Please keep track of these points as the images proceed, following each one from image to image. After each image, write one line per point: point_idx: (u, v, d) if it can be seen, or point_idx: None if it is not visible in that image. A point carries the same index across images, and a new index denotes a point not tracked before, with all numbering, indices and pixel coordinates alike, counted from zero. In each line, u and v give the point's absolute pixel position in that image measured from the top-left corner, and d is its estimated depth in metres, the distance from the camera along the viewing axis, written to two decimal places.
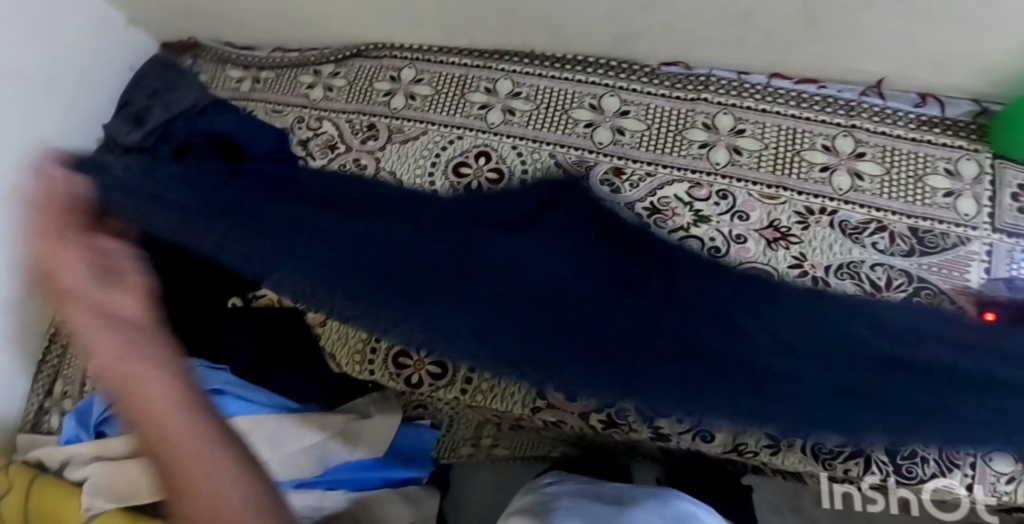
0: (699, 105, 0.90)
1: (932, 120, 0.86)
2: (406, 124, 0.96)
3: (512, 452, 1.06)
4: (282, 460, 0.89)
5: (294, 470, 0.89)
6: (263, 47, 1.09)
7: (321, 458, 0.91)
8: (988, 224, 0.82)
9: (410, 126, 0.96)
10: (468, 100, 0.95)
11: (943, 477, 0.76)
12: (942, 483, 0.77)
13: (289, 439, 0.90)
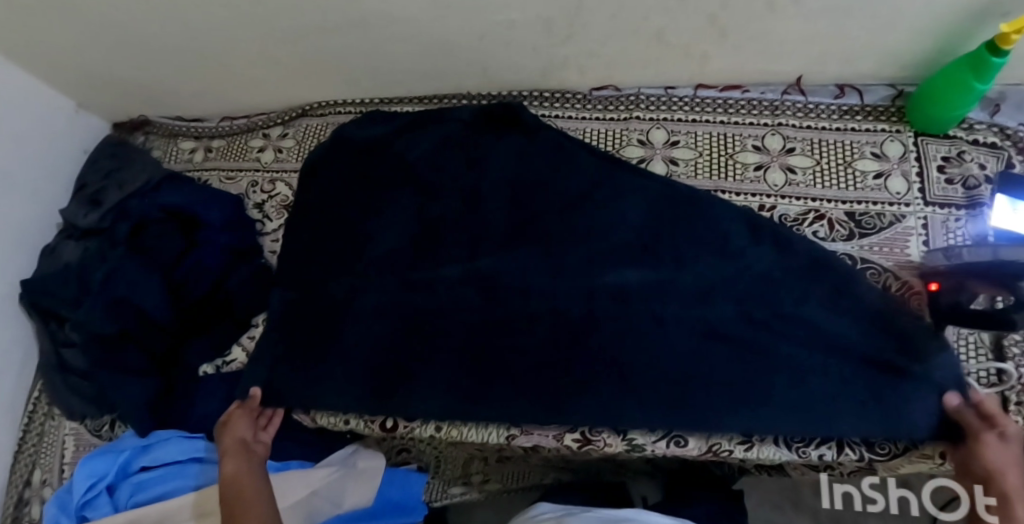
0: (631, 123, 0.92)
1: (853, 108, 0.90)
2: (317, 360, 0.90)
3: (504, 485, 1.06)
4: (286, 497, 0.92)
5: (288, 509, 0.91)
6: (212, 117, 1.11)
7: (313, 511, 0.93)
8: (921, 198, 0.85)
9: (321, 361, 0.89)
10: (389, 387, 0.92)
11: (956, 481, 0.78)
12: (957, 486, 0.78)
13: (296, 482, 0.92)
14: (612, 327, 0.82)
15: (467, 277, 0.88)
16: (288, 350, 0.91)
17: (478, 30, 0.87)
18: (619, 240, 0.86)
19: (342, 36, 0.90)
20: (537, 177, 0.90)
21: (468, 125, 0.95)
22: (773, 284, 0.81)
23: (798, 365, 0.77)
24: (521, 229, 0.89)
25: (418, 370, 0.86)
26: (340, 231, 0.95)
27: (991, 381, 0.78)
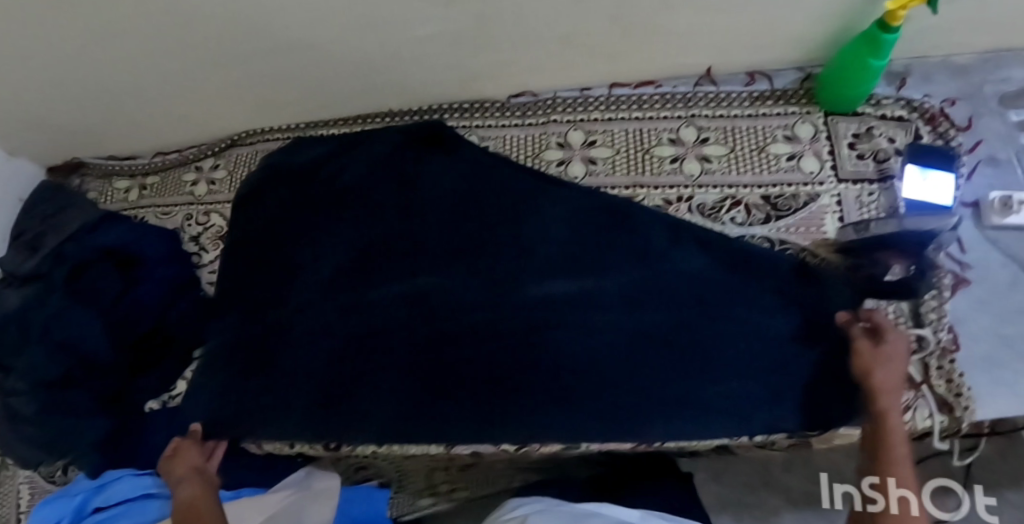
0: (550, 127, 0.94)
1: (764, 94, 0.92)
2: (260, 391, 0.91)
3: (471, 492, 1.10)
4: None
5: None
6: (144, 154, 1.11)
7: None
8: (833, 176, 0.87)
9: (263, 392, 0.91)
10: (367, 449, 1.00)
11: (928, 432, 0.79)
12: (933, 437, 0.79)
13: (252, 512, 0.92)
14: (542, 334, 0.84)
15: (402, 300, 0.90)
16: (231, 385, 0.93)
17: (390, 47, 0.88)
18: (549, 251, 0.87)
19: (259, 64, 0.91)
20: (463, 193, 0.92)
21: (396, 147, 0.96)
22: (693, 280, 0.83)
23: (721, 356, 0.80)
24: (449, 245, 0.91)
25: (362, 391, 0.87)
26: (275, 263, 0.96)
27: (913, 348, 0.80)
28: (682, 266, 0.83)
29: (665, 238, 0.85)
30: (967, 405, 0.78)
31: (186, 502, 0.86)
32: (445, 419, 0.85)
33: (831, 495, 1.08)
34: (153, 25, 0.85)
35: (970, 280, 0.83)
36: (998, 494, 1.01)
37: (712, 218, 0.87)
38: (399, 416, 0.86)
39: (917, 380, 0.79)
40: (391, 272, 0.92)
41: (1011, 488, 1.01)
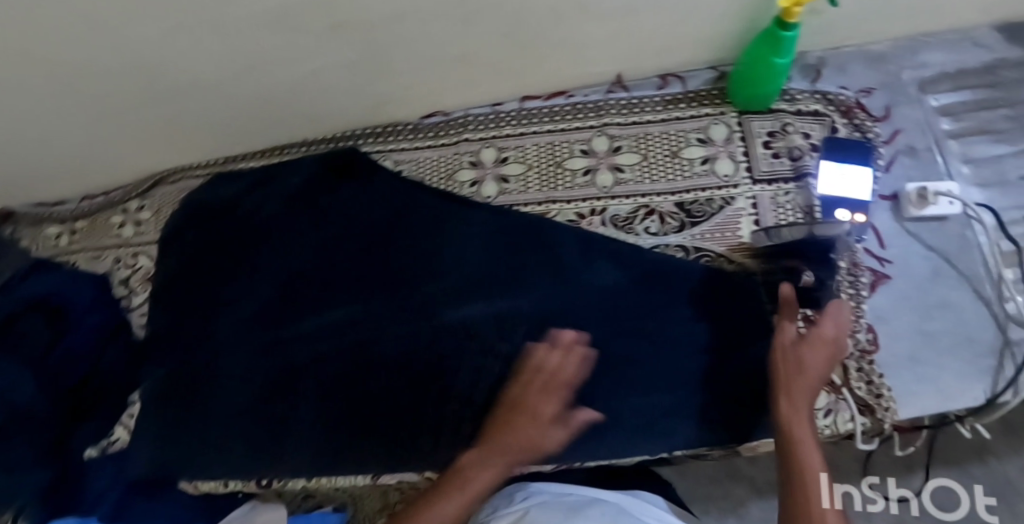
0: (462, 146, 0.93)
1: (676, 97, 0.90)
2: (190, 432, 0.91)
3: None
4: None
5: None
6: (71, 199, 1.10)
7: None
8: (748, 178, 0.86)
9: (194, 433, 0.90)
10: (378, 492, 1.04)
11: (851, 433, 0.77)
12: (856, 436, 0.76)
13: None
14: (461, 359, 0.83)
15: (322, 333, 0.88)
16: (162, 428, 0.92)
17: (289, 81, 0.86)
18: (465, 274, 0.86)
19: (163, 107, 0.90)
20: (381, 221, 0.91)
21: (311, 177, 0.95)
22: (607, 296, 0.82)
23: (636, 373, 0.80)
24: (365, 274, 0.90)
25: (289, 428, 0.87)
26: (197, 302, 0.95)
27: None
28: (595, 282, 0.83)
29: (577, 254, 0.84)
30: (888, 406, 0.76)
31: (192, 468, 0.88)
32: (371, 452, 0.84)
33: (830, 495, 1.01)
34: (46, 81, 0.84)
35: (889, 275, 0.81)
36: (962, 469, 0.99)
37: (626, 229, 0.85)
38: (325, 451, 0.85)
39: (837, 383, 0.77)
40: (311, 304, 0.91)
41: (974, 463, 0.99)
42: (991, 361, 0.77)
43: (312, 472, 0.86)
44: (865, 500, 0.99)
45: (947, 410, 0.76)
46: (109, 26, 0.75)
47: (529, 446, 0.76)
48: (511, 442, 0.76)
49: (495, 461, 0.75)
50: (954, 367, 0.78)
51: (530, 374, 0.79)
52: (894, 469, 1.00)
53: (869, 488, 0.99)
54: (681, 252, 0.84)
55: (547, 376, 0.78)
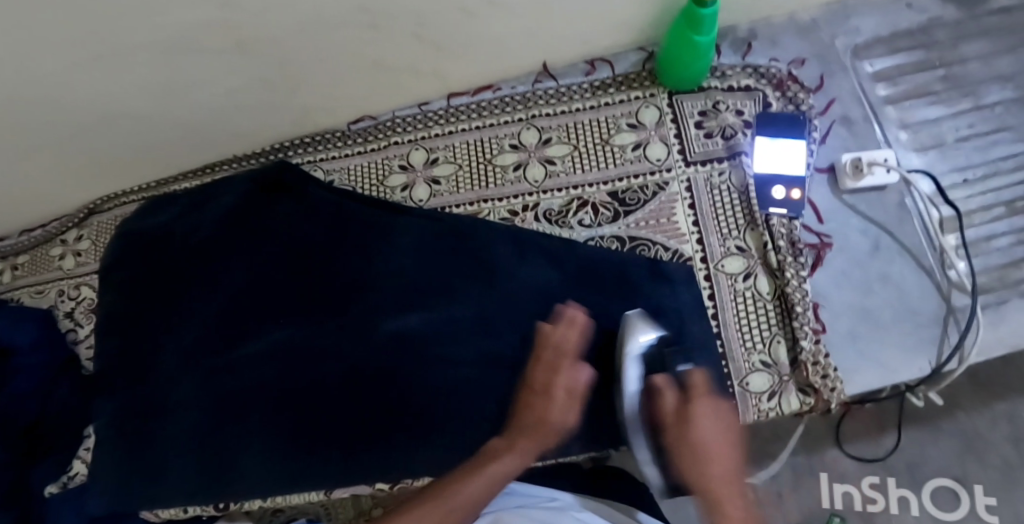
0: (391, 150, 0.91)
1: (605, 81, 0.88)
2: (147, 460, 0.91)
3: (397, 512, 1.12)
4: None
5: None
6: (11, 234, 1.08)
7: None
8: (681, 160, 0.84)
9: (150, 461, 0.91)
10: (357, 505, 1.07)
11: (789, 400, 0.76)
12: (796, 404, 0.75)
13: None
14: (399, 371, 0.82)
15: (263, 352, 0.87)
16: (118, 457, 0.92)
17: (207, 103, 0.84)
18: (400, 284, 0.85)
19: (83, 139, 0.89)
20: (315, 235, 0.89)
21: (243, 195, 0.93)
22: (544, 295, 0.81)
23: (577, 368, 0.78)
24: (304, 291, 0.88)
25: (239, 451, 0.86)
26: (141, 329, 0.95)
27: (767, 327, 0.77)
28: (532, 281, 0.81)
29: (511, 254, 0.83)
30: (833, 386, 0.74)
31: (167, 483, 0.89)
32: (322, 470, 0.83)
33: (831, 495, 0.97)
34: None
35: (831, 242, 0.80)
36: (932, 426, 0.99)
37: (560, 223, 0.84)
38: (277, 472, 0.84)
39: (779, 364, 0.76)
40: (252, 324, 0.89)
41: (943, 418, 0.99)
42: (935, 331, 0.77)
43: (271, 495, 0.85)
44: (864, 500, 0.97)
45: (893, 383, 0.76)
46: (7, 69, 0.73)
47: (558, 425, 0.77)
48: (524, 430, 0.77)
49: (517, 450, 0.76)
50: (897, 339, 0.77)
51: (541, 358, 0.79)
52: (864, 432, 0.99)
53: (868, 488, 0.97)
54: (616, 241, 0.82)
55: (557, 352, 0.78)
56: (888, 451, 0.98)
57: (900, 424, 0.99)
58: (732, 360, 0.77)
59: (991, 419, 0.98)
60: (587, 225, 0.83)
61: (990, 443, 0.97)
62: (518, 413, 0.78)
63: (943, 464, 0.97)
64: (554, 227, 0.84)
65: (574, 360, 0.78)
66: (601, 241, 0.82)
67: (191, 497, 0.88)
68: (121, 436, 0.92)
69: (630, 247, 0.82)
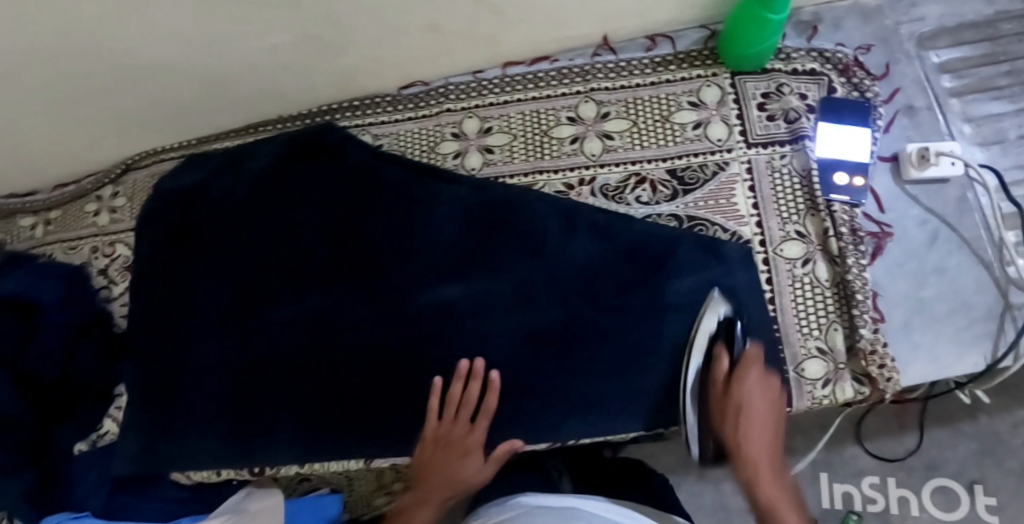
0: (443, 117, 0.89)
1: (666, 58, 0.86)
2: (178, 423, 0.89)
3: None
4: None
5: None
6: (44, 189, 1.06)
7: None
8: (742, 141, 0.82)
9: (181, 425, 0.89)
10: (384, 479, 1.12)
11: (843, 388, 0.75)
12: (851, 392, 0.75)
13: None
14: (441, 342, 0.81)
15: (303, 318, 0.86)
16: (148, 418, 0.91)
17: (255, 58, 0.82)
18: (442, 254, 0.83)
19: (120, 93, 0.86)
20: (356, 200, 0.87)
21: (286, 157, 0.91)
22: (596, 271, 0.79)
23: (629, 348, 0.77)
24: (346, 257, 0.86)
25: (276, 417, 0.85)
26: (173, 290, 0.92)
27: (825, 314, 0.76)
28: (586, 256, 0.79)
29: (565, 229, 0.81)
30: (890, 376, 0.73)
31: (199, 450, 0.88)
32: (362, 441, 0.82)
33: (831, 494, 1.03)
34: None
35: (893, 233, 0.78)
36: (953, 427, 1.03)
37: (616, 199, 0.82)
38: (317, 440, 0.84)
39: (836, 352, 0.75)
40: (291, 289, 0.87)
41: (965, 420, 1.03)
42: (992, 326, 0.75)
43: (307, 465, 0.85)
44: (865, 500, 1.03)
45: (946, 377, 0.74)
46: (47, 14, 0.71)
47: (472, 483, 0.78)
48: (435, 484, 0.78)
49: (429, 502, 0.78)
50: (953, 333, 0.75)
51: (449, 413, 0.78)
52: (885, 429, 1.05)
53: (869, 488, 1.03)
54: (674, 218, 0.81)
55: (468, 408, 0.78)
56: (909, 451, 1.03)
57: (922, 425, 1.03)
58: (788, 346, 0.76)
59: (1013, 422, 1.02)
60: (646, 201, 0.82)
61: (1010, 447, 1.02)
62: (426, 466, 0.78)
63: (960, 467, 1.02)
64: (610, 202, 0.82)
65: (486, 416, 0.78)
66: (659, 218, 0.81)
67: (224, 458, 0.88)
68: (151, 398, 0.91)
69: (688, 226, 0.80)
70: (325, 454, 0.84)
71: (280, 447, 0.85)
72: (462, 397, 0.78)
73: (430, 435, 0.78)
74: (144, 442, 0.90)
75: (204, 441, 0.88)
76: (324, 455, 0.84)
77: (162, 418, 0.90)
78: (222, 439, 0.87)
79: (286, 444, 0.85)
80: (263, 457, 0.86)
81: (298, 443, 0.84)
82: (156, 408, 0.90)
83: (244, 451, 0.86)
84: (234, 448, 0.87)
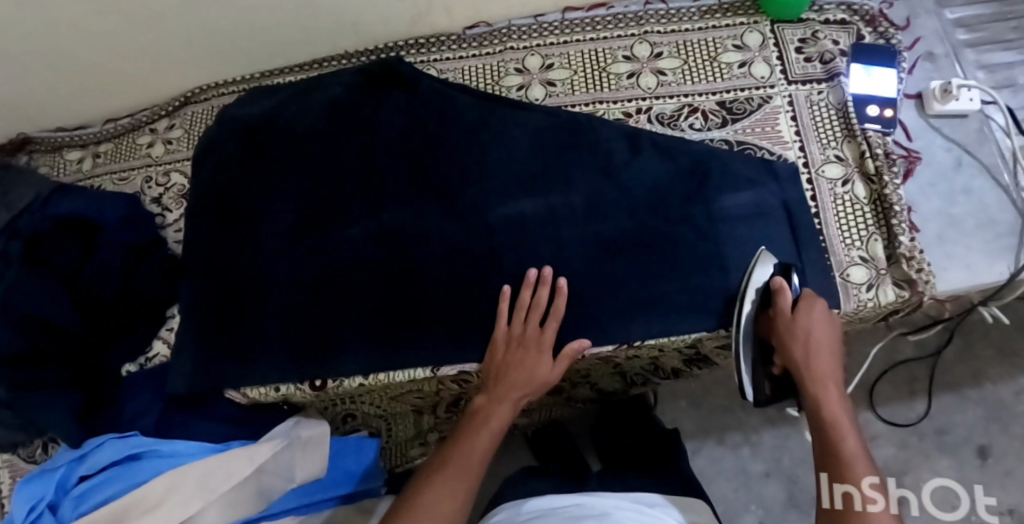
0: (506, 55, 0.96)
1: (713, 7, 0.94)
2: (236, 341, 0.90)
3: None
4: (282, 471, 0.92)
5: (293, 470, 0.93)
6: (94, 123, 1.07)
7: (285, 472, 0.93)
8: (784, 79, 0.90)
9: (240, 342, 0.89)
10: (421, 423, 1.14)
11: (885, 289, 0.81)
12: (893, 294, 0.81)
13: (277, 473, 0.92)
14: (511, 255, 0.85)
15: (372, 236, 0.89)
16: (204, 337, 0.91)
17: None
18: (509, 174, 0.88)
19: (200, 17, 0.90)
20: (426, 127, 0.92)
21: (353, 87, 0.95)
22: (658, 189, 0.85)
23: (690, 256, 0.83)
24: (416, 178, 0.90)
25: (343, 330, 0.87)
26: (236, 211, 0.94)
27: (867, 228, 0.84)
28: (647, 174, 0.86)
29: (624, 152, 0.87)
30: (928, 279, 0.80)
31: (259, 366, 0.88)
32: (431, 355, 0.85)
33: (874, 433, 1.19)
34: None
35: (921, 156, 0.87)
36: (960, 393, 1.19)
37: (672, 126, 0.89)
38: (386, 355, 0.86)
39: (878, 261, 0.82)
40: (359, 207, 0.90)
41: (971, 388, 1.19)
42: (1012, 240, 0.83)
43: (368, 378, 0.87)
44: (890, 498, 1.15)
45: (974, 286, 0.82)
46: None
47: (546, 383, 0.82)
48: (512, 382, 0.81)
49: (505, 399, 0.82)
50: (979, 244, 0.84)
51: (520, 316, 0.83)
52: (899, 396, 1.20)
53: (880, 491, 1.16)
54: (726, 142, 0.88)
55: (538, 311, 0.82)
56: (919, 416, 1.19)
57: (931, 391, 1.19)
58: (834, 255, 0.83)
59: (1013, 390, 1.18)
60: (700, 127, 0.89)
61: (1014, 413, 1.18)
62: (500, 367, 0.82)
63: (968, 433, 1.17)
64: (666, 128, 0.89)
65: (556, 316, 0.82)
66: (712, 141, 0.88)
67: (283, 374, 0.88)
68: (208, 317, 0.91)
69: (739, 150, 0.87)
70: (390, 365, 0.86)
71: (342, 359, 0.87)
72: (532, 303, 0.82)
73: (502, 337, 0.83)
74: (200, 359, 0.90)
75: (263, 357, 0.88)
76: (388, 366, 0.86)
77: (220, 336, 0.90)
78: (282, 354, 0.88)
79: (350, 356, 0.87)
80: (324, 370, 0.87)
81: (363, 356, 0.86)
82: (213, 326, 0.90)
83: (305, 364, 0.87)
84: (295, 364, 0.88)
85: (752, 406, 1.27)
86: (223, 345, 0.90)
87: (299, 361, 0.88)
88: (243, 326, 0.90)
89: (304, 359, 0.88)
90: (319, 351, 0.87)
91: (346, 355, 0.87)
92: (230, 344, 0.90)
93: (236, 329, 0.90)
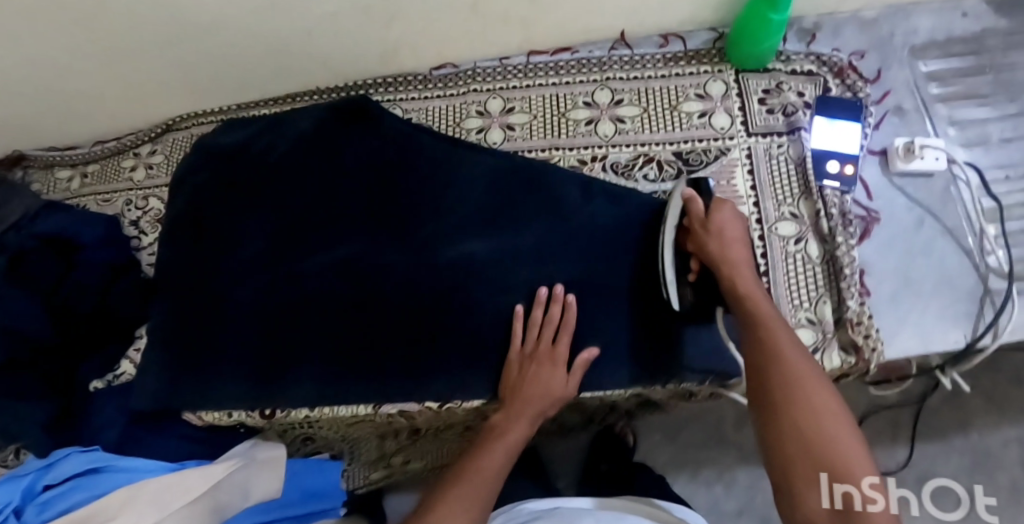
0: (470, 97, 0.97)
1: (678, 54, 0.94)
2: (195, 365, 0.92)
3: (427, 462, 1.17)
4: (238, 486, 0.93)
5: (249, 486, 0.94)
6: (84, 144, 1.12)
7: (242, 487, 0.94)
8: (743, 130, 0.89)
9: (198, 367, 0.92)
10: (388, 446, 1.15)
11: (829, 354, 0.79)
12: (838, 359, 0.79)
13: (234, 488, 0.93)
14: (458, 295, 0.86)
15: (328, 269, 0.91)
16: (166, 359, 0.94)
17: (307, 26, 0.90)
18: (462, 214, 0.90)
19: (176, 51, 0.93)
20: (386, 163, 0.94)
21: (320, 122, 0.98)
22: (606, 237, 0.86)
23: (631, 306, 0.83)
24: (373, 213, 0.92)
25: (295, 359, 0.89)
26: (203, 239, 0.97)
27: (816, 288, 0.82)
28: (596, 221, 0.86)
29: (574, 199, 0.88)
30: (874, 346, 0.78)
31: (214, 390, 0.91)
32: (375, 390, 0.87)
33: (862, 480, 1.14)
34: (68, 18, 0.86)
35: (879, 216, 0.85)
36: (945, 442, 1.15)
37: (625, 175, 0.89)
38: (332, 386, 0.88)
39: (826, 324, 0.81)
40: (317, 240, 0.93)
41: (956, 436, 1.15)
42: (971, 307, 0.81)
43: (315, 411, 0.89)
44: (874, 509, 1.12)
45: (927, 352, 0.80)
46: None
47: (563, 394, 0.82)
48: (528, 398, 0.81)
49: (522, 415, 0.81)
50: (936, 309, 0.81)
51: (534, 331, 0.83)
52: (880, 441, 1.16)
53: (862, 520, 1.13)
54: None
55: (551, 328, 0.82)
56: (899, 464, 1.15)
57: (914, 439, 1.16)
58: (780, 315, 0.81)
59: (1000, 440, 1.14)
60: (653, 177, 0.89)
61: (1001, 465, 1.13)
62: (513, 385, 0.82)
63: (952, 482, 1.13)
64: (620, 177, 0.90)
65: (567, 331, 0.82)
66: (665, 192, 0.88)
67: (237, 400, 0.91)
68: (171, 339, 0.94)
69: None
70: (337, 398, 0.88)
71: (292, 389, 0.89)
72: (544, 320, 0.83)
73: (517, 356, 0.83)
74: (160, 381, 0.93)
75: (219, 382, 0.91)
76: (335, 399, 0.88)
77: (180, 358, 0.93)
78: (237, 380, 0.91)
79: (300, 385, 0.89)
80: (274, 398, 0.89)
81: (311, 387, 0.88)
82: (174, 349, 0.93)
83: (257, 391, 0.90)
84: (248, 390, 0.90)
85: (726, 444, 1.26)
86: (182, 366, 0.92)
87: (252, 387, 0.90)
88: (201, 350, 0.92)
89: (256, 386, 0.90)
90: (270, 379, 0.89)
91: (297, 385, 0.89)
92: (188, 367, 0.92)
93: (196, 352, 0.92)
